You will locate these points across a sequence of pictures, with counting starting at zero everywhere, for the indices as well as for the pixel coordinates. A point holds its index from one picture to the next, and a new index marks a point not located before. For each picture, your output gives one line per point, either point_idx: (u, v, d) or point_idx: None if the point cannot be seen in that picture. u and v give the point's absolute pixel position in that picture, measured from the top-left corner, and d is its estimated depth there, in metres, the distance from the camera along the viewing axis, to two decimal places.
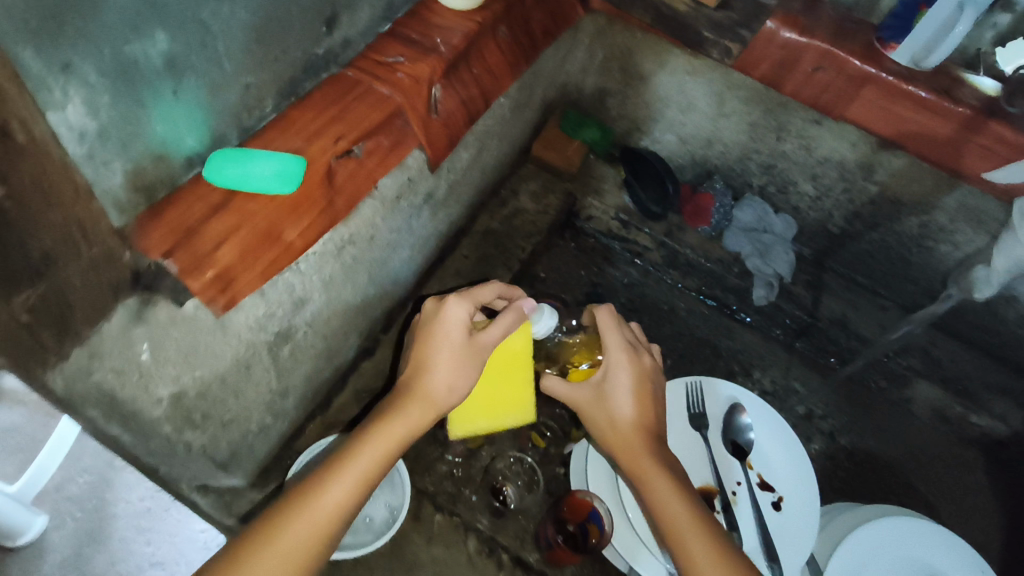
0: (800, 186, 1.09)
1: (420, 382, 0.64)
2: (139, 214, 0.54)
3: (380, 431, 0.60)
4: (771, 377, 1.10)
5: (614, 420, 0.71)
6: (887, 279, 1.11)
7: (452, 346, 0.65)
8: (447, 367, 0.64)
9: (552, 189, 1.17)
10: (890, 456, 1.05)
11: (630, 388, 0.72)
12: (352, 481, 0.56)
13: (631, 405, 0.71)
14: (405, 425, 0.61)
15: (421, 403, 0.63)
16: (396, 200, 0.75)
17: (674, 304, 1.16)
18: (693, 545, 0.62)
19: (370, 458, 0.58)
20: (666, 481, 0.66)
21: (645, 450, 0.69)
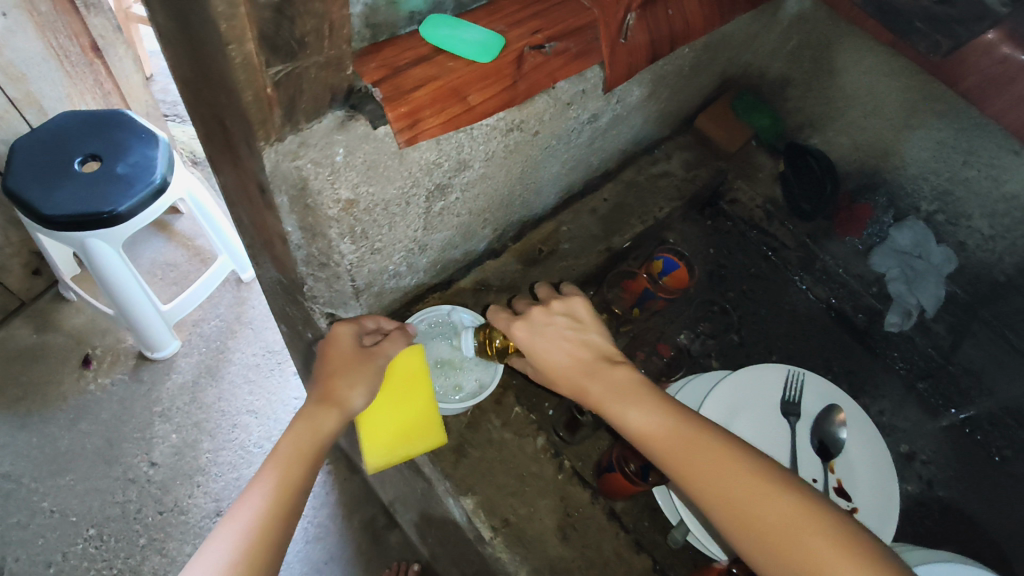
0: (973, 221, 1.00)
1: (322, 391, 0.69)
2: (363, 48, 0.65)
3: (293, 442, 0.65)
4: (881, 407, 1.04)
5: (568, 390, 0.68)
6: None
7: (346, 363, 0.71)
8: (344, 375, 0.70)
9: (705, 163, 1.16)
10: (989, 527, 0.96)
11: (557, 352, 0.69)
12: (280, 479, 0.62)
13: (561, 357, 0.69)
14: (319, 426, 0.67)
15: (332, 407, 0.68)
16: (567, 107, 0.80)
17: (796, 306, 1.12)
18: (684, 473, 0.59)
19: (287, 467, 0.63)
20: (630, 416, 0.63)
21: (609, 402, 0.65)
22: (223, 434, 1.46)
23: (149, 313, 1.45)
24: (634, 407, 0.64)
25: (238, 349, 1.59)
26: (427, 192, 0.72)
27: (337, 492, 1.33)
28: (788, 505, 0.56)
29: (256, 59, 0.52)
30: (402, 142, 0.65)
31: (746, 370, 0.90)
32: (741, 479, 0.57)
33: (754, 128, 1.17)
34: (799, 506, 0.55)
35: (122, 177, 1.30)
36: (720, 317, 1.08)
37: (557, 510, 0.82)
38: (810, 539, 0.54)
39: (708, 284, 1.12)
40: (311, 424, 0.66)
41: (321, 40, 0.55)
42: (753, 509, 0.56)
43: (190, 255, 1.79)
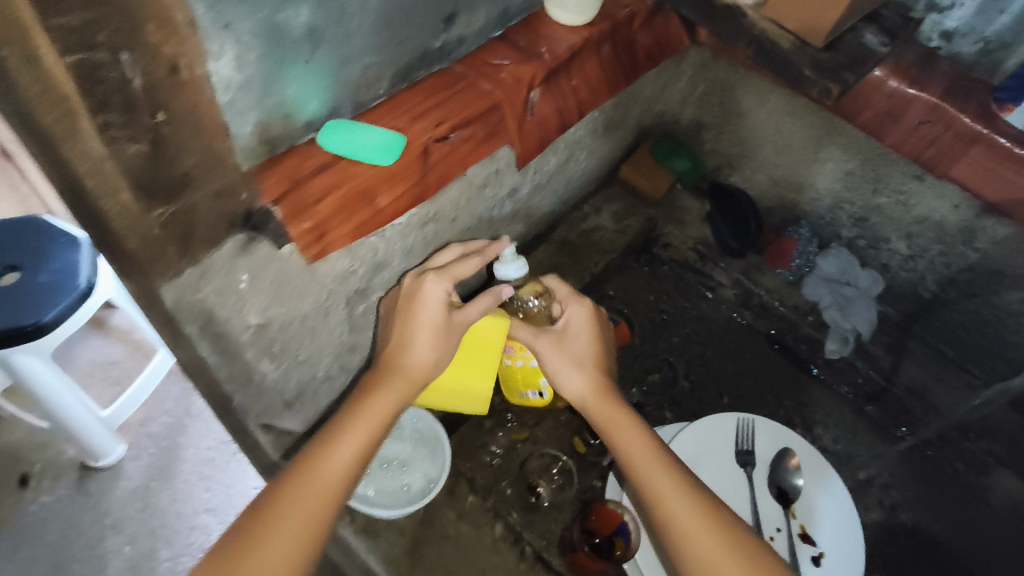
0: (892, 244, 1.05)
1: (401, 357, 0.68)
2: (259, 163, 0.62)
3: (372, 406, 0.64)
4: (834, 435, 1.04)
5: (581, 365, 0.73)
6: (979, 357, 1.05)
7: (435, 323, 0.69)
8: (427, 336, 0.69)
9: (634, 212, 1.18)
10: (955, 541, 0.97)
11: (589, 342, 0.76)
12: (360, 440, 0.61)
13: (585, 350, 0.75)
14: (396, 397, 0.65)
15: (405, 377, 0.67)
16: (482, 188, 0.80)
17: (742, 344, 1.13)
18: (628, 459, 0.66)
19: (361, 431, 0.62)
20: (603, 410, 0.71)
21: (621, 405, 0.71)
22: (181, 538, 1.36)
23: (91, 421, 1.36)
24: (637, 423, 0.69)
25: (190, 444, 1.50)
26: (347, 296, 0.71)
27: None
28: (735, 551, 0.59)
29: (134, 206, 0.50)
30: (310, 257, 0.63)
31: (695, 424, 0.89)
32: (673, 477, 0.64)
33: (675, 172, 1.19)
34: (746, 556, 0.59)
35: (46, 285, 1.22)
36: (667, 366, 1.08)
37: None
38: (709, 538, 0.59)
39: (651, 332, 1.12)
40: (389, 389, 0.65)
41: (206, 174, 0.53)
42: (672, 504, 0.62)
43: (129, 350, 1.69)
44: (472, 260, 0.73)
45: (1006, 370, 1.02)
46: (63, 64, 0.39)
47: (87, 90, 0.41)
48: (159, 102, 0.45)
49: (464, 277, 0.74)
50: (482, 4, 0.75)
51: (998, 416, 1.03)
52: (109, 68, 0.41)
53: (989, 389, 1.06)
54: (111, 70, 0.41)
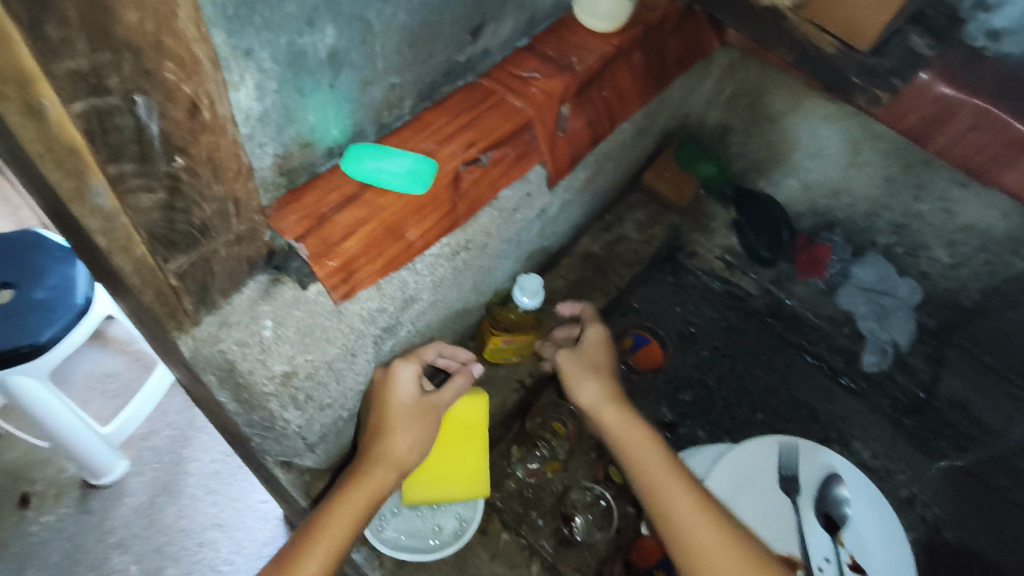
0: (933, 251, 1.00)
1: (380, 445, 0.66)
2: (278, 197, 0.56)
3: (351, 498, 0.61)
4: (873, 450, 1.00)
5: (596, 369, 0.77)
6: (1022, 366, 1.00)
7: (409, 408, 0.68)
8: (404, 421, 0.67)
9: (658, 220, 1.13)
10: (1001, 562, 0.94)
11: (603, 355, 0.79)
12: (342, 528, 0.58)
13: (600, 360, 0.78)
14: (378, 487, 0.63)
15: (386, 463, 0.65)
16: (513, 211, 0.75)
17: (773, 355, 1.08)
18: (629, 450, 0.68)
19: (337, 526, 0.58)
20: (607, 404, 0.73)
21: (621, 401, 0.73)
22: (189, 556, 1.29)
23: (90, 437, 1.26)
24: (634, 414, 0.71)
25: (195, 458, 1.41)
26: (375, 336, 0.65)
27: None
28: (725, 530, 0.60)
29: (149, 258, 0.44)
30: (338, 299, 0.58)
31: (738, 449, 0.85)
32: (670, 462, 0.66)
33: (701, 177, 1.15)
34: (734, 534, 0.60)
35: (40, 304, 1.10)
36: (700, 385, 1.04)
37: None
38: (699, 516, 0.61)
39: (681, 345, 1.07)
40: (365, 482, 0.62)
41: (227, 220, 0.47)
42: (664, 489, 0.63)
43: (131, 362, 1.58)
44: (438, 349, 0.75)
45: None
46: (69, 114, 0.34)
47: (98, 142, 0.36)
48: (177, 147, 0.40)
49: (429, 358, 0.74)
50: (511, 12, 0.69)
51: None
52: (121, 115, 0.35)
53: None
54: (124, 118, 0.36)
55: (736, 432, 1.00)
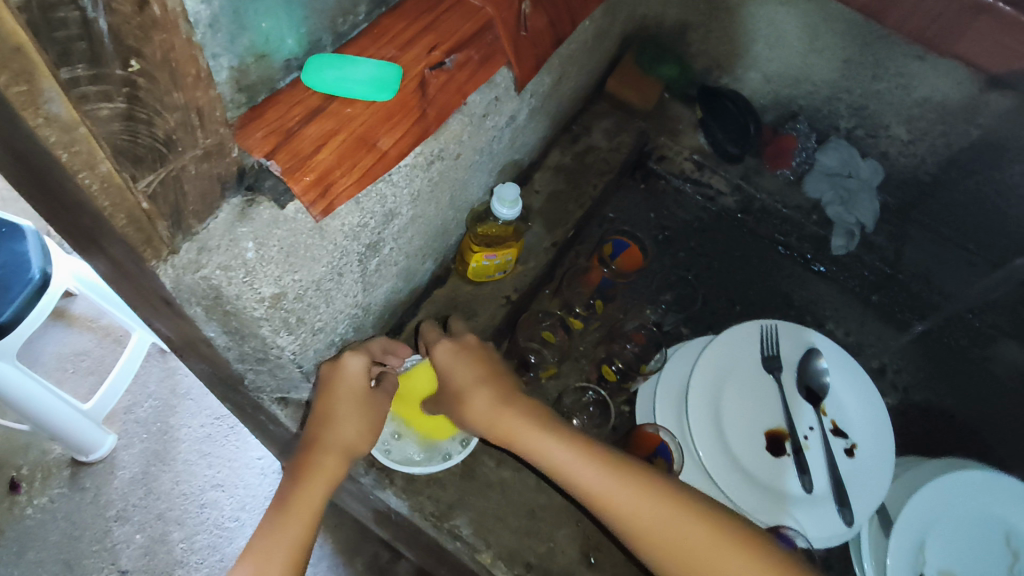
0: (891, 130, 1.02)
1: (323, 439, 0.68)
2: (241, 115, 0.53)
3: (305, 494, 0.65)
4: (845, 329, 1.06)
5: (478, 397, 0.72)
6: (978, 233, 1.04)
7: (348, 399, 0.70)
8: (349, 416, 0.69)
9: (624, 127, 1.14)
10: (967, 416, 1.01)
11: (470, 368, 0.74)
12: (296, 524, 0.64)
13: (470, 375, 0.74)
14: (330, 476, 0.67)
15: (335, 453, 0.68)
16: (483, 118, 0.73)
17: (747, 250, 1.12)
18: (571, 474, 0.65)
19: (297, 521, 0.64)
20: (516, 430, 0.69)
21: (525, 424, 0.69)
22: (192, 518, 1.30)
23: (72, 415, 1.23)
24: (552, 437, 0.67)
25: (183, 425, 1.40)
26: (360, 253, 0.65)
27: (333, 542, 1.22)
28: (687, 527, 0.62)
29: (117, 176, 0.43)
30: (317, 215, 0.56)
31: (724, 335, 0.88)
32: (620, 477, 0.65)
33: (663, 81, 1.15)
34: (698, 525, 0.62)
35: None
36: (683, 284, 1.06)
37: (578, 536, 0.78)
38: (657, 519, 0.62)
39: (659, 249, 1.09)
40: (314, 476, 0.66)
41: (193, 132, 0.44)
42: (643, 520, 0.62)
43: (99, 338, 1.52)
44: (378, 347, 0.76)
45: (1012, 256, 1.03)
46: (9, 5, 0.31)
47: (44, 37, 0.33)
48: (131, 47, 0.37)
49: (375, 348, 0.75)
50: None
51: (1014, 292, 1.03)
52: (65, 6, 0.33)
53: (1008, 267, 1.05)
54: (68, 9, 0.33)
55: (719, 324, 1.03)
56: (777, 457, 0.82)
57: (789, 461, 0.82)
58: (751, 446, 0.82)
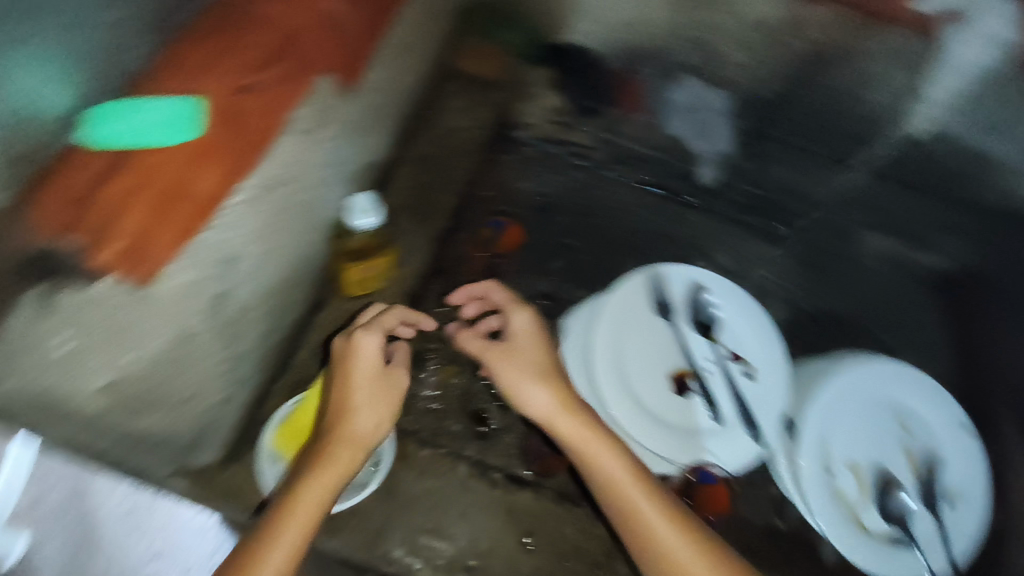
0: (731, 58, 1.04)
1: (337, 429, 0.66)
2: (19, 193, 0.50)
3: (309, 490, 0.61)
4: (731, 256, 1.12)
5: (540, 369, 0.72)
6: (825, 134, 1.07)
7: (373, 382, 0.69)
8: (369, 402, 0.67)
9: (480, 104, 1.11)
10: (849, 311, 1.10)
11: (534, 346, 0.74)
12: (302, 518, 0.60)
13: (538, 355, 0.73)
14: (340, 466, 0.64)
15: (350, 446, 0.65)
16: (312, 132, 0.70)
17: (622, 201, 1.13)
18: (600, 466, 0.68)
19: (299, 523, 0.60)
20: (568, 424, 0.69)
21: (583, 412, 0.71)
22: None
23: None
24: (584, 423, 0.70)
25: (100, 503, 0.90)
26: (208, 310, 0.62)
27: None
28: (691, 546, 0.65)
29: None
30: (139, 279, 0.54)
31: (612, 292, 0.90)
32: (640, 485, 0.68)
33: (508, 49, 1.12)
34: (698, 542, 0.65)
35: None
36: (565, 250, 1.08)
37: (509, 523, 0.79)
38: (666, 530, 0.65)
39: (540, 218, 1.09)
40: (328, 470, 0.63)
41: None
42: (652, 525, 0.66)
43: None
44: (397, 315, 0.74)
45: (855, 149, 1.05)
46: None
47: None
48: None
49: (390, 323, 0.73)
50: None
51: (869, 189, 1.08)
52: None
53: (856, 163, 1.07)
54: None
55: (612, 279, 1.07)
56: (684, 395, 0.87)
57: (697, 399, 0.87)
58: (658, 394, 0.86)
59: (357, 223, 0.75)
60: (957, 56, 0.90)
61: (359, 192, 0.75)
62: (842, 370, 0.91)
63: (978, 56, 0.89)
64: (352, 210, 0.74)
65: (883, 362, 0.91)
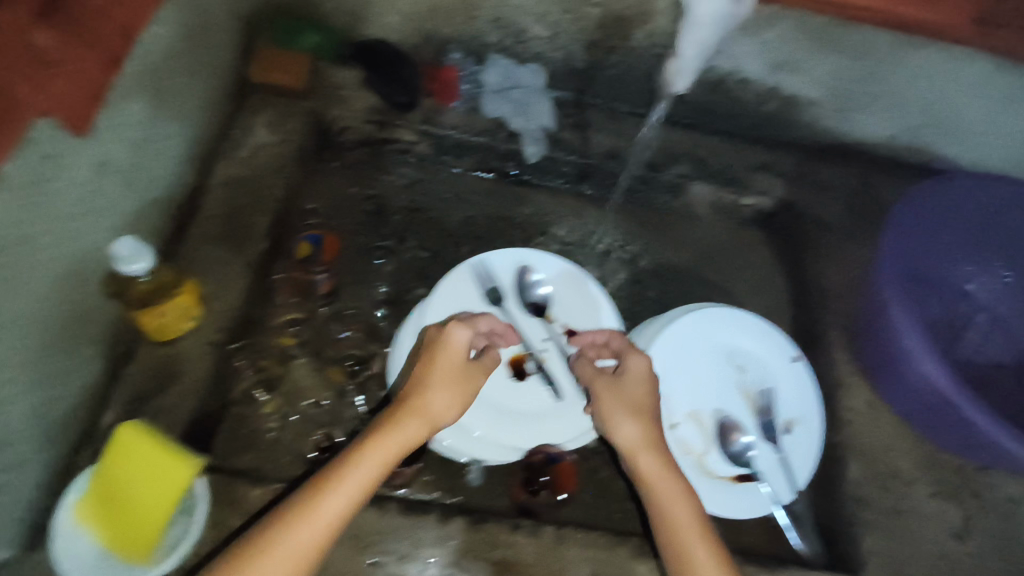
0: (533, 31, 1.05)
1: (424, 403, 0.73)
2: None
3: (344, 482, 0.68)
4: (569, 228, 1.13)
5: (625, 395, 0.78)
6: (622, 91, 1.13)
7: (452, 374, 0.75)
8: (440, 388, 0.74)
9: (290, 114, 1.06)
10: (686, 261, 1.13)
11: (641, 389, 0.79)
12: (342, 506, 0.67)
13: (637, 393, 0.78)
14: (402, 440, 0.71)
15: (415, 419, 0.72)
16: (42, 185, 0.62)
17: (457, 189, 1.13)
18: (643, 467, 0.75)
19: (331, 512, 0.66)
20: (635, 435, 0.76)
21: (629, 419, 0.76)
22: None
23: None
24: (636, 427, 0.76)
25: None
26: None
27: None
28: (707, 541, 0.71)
29: None
30: None
31: (439, 289, 0.89)
32: (676, 481, 0.74)
33: (309, 52, 1.06)
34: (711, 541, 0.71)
35: None
36: (394, 249, 1.05)
37: (352, 544, 0.77)
38: (686, 521, 0.72)
39: (373, 223, 1.07)
40: (375, 458, 0.69)
41: None
42: (668, 507, 0.73)
43: None
44: (471, 330, 0.77)
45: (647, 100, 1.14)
46: None
47: None
48: None
49: (478, 325, 0.80)
50: None
51: (677, 140, 1.14)
52: None
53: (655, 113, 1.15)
54: None
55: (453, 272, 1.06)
56: (523, 378, 0.87)
57: (535, 378, 0.88)
58: (494, 381, 0.86)
59: (128, 272, 0.70)
60: (698, 10, 0.73)
61: (119, 238, 0.69)
62: (671, 317, 0.95)
63: (718, 7, 0.72)
64: (114, 259, 0.69)
65: (717, 309, 0.96)
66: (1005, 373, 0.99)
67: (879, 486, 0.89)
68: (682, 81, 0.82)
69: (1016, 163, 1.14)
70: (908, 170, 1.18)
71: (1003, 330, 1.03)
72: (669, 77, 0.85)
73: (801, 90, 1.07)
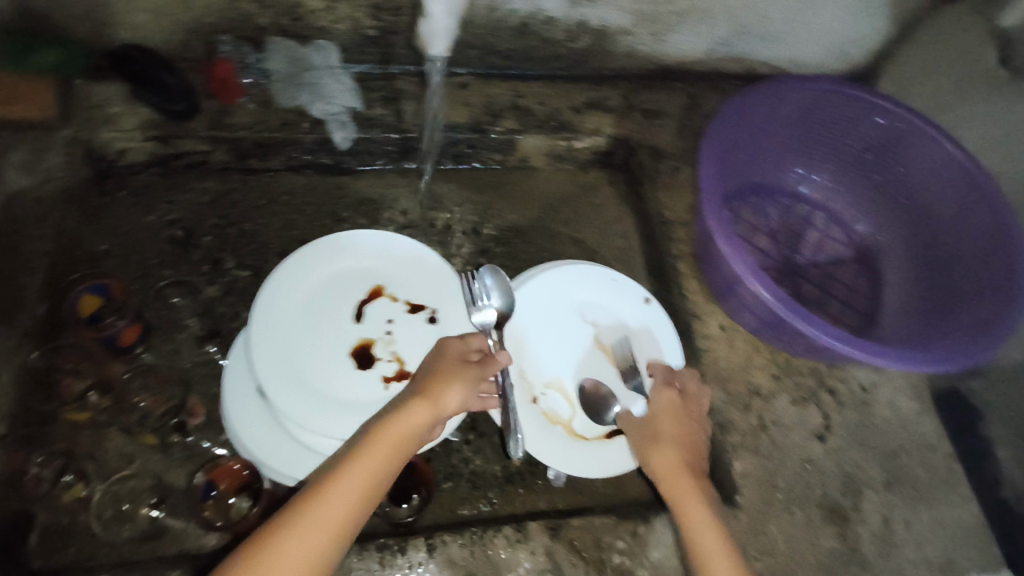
0: (308, 5, 0.94)
1: (431, 388, 0.71)
2: None
3: (353, 468, 0.64)
4: (403, 209, 1.04)
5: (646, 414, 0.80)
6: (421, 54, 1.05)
7: (451, 366, 0.74)
8: (446, 374, 0.73)
9: (46, 147, 0.91)
10: (533, 219, 1.08)
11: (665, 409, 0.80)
12: (362, 479, 0.64)
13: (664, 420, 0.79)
14: (412, 423, 0.68)
15: (424, 402, 0.70)
16: None
17: (272, 193, 1.02)
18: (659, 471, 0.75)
19: (341, 500, 0.63)
20: (646, 443, 0.77)
21: (647, 438, 0.78)
22: None
23: None
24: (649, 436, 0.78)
25: None
26: None
27: None
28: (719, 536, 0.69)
29: None
30: None
31: (263, 299, 0.81)
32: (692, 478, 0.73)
33: (48, 72, 0.90)
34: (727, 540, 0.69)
35: None
36: (211, 274, 0.95)
37: None
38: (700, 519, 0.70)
39: (178, 252, 0.96)
40: (382, 442, 0.66)
41: None
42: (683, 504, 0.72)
43: None
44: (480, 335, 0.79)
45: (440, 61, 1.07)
46: None
47: None
48: None
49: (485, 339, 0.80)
50: None
51: (499, 95, 1.07)
52: None
53: (466, 68, 1.08)
54: None
55: None
56: (369, 368, 0.83)
57: (383, 364, 0.83)
58: (341, 378, 0.81)
59: None
60: None
61: None
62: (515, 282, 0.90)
63: None
64: None
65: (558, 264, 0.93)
66: (845, 265, 1.01)
67: (742, 407, 0.89)
68: (438, 49, 0.73)
69: (831, 55, 1.14)
70: (733, 82, 1.17)
71: (836, 224, 1.05)
72: (424, 47, 0.75)
73: (608, 19, 1.01)
